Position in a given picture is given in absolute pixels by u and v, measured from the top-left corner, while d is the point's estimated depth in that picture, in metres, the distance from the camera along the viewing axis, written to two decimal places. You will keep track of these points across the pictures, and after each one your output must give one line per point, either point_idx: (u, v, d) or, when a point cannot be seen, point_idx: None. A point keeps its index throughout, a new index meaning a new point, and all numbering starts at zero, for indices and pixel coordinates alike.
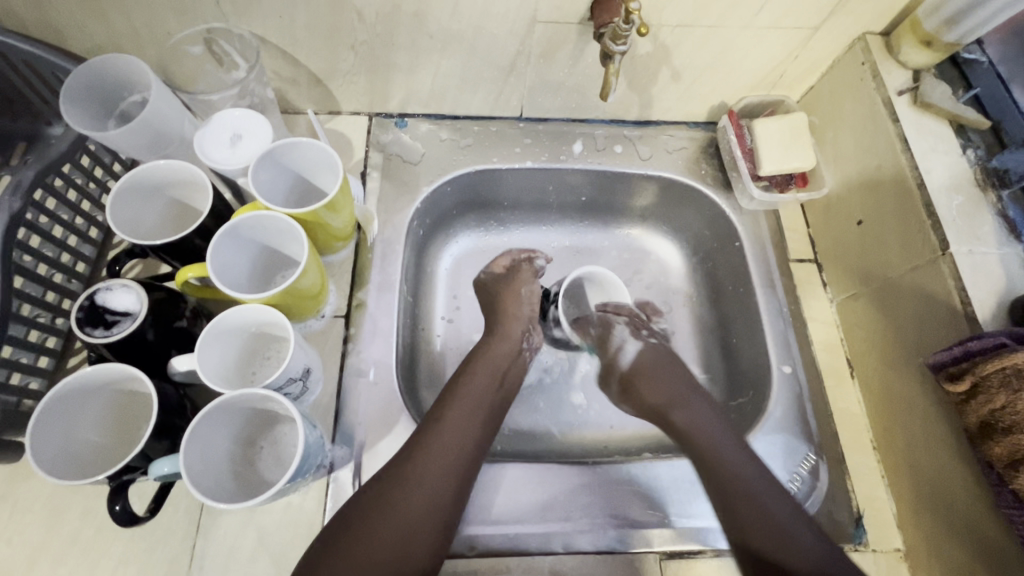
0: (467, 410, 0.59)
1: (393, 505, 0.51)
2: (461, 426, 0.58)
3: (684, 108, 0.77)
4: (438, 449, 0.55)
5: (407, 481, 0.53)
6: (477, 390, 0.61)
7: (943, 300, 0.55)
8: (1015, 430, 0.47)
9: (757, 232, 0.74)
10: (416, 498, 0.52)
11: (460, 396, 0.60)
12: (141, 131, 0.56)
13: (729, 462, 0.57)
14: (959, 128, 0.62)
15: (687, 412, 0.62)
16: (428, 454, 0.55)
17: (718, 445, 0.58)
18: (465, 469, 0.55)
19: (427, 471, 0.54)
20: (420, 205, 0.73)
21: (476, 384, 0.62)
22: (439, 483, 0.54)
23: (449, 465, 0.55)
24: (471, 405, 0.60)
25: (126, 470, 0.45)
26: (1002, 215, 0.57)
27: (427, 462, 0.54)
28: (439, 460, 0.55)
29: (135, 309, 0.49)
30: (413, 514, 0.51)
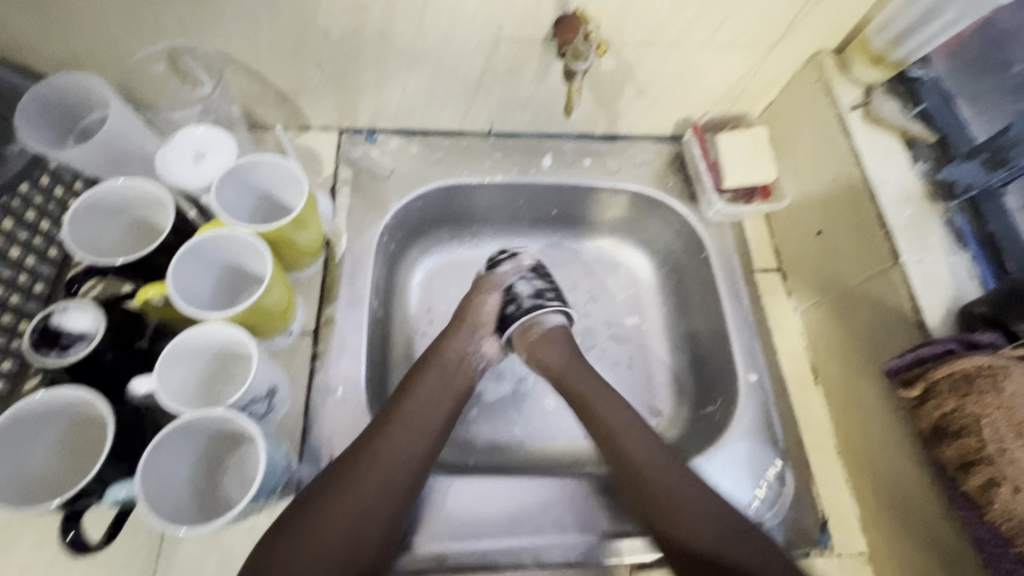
0: (413, 421, 0.59)
1: (329, 516, 0.51)
2: (408, 438, 0.57)
3: (650, 122, 0.79)
4: (381, 463, 0.54)
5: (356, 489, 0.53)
6: (427, 402, 0.61)
7: (897, 308, 0.57)
8: (964, 433, 0.48)
9: (722, 243, 0.75)
10: (354, 510, 0.52)
11: (407, 408, 0.59)
12: (99, 149, 0.55)
13: (675, 488, 0.56)
14: (909, 142, 0.65)
15: (601, 408, 0.63)
16: (370, 466, 0.54)
17: (657, 466, 0.57)
18: (407, 484, 0.55)
19: (370, 485, 0.53)
20: (390, 219, 0.74)
21: (436, 380, 0.63)
22: (381, 497, 0.53)
23: (391, 480, 0.54)
24: (421, 415, 0.60)
25: (80, 496, 0.44)
26: (949, 225, 0.59)
27: (366, 475, 0.54)
28: (396, 453, 0.56)
29: (91, 331, 0.48)
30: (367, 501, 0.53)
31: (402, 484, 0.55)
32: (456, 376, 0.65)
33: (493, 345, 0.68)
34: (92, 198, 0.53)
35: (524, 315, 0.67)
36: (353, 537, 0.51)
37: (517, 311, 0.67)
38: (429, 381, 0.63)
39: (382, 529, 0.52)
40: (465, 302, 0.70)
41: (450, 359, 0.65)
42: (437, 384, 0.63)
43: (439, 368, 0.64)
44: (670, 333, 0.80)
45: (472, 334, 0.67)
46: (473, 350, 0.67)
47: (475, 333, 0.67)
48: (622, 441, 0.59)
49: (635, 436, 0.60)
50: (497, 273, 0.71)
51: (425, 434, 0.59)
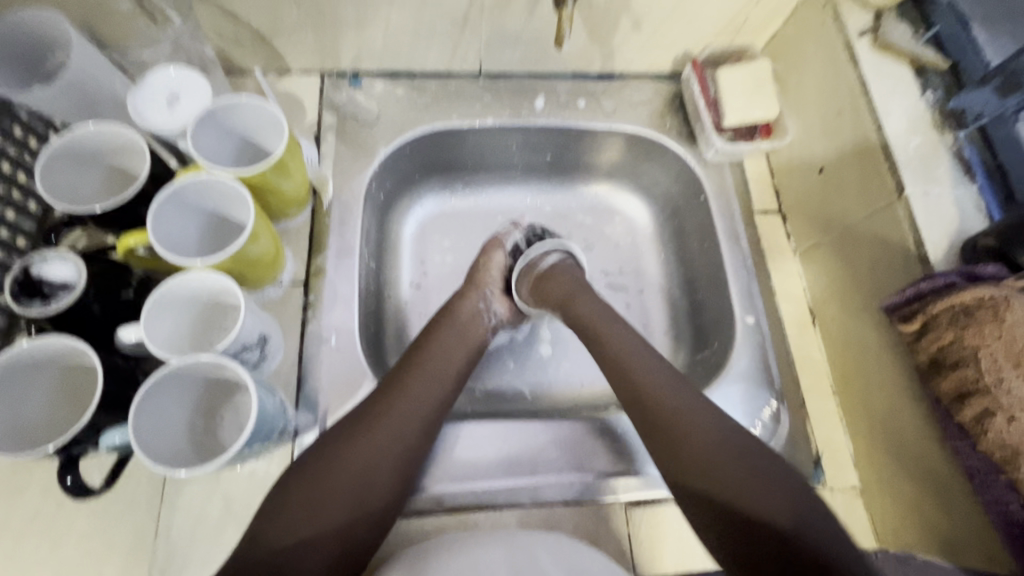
0: (426, 375, 0.59)
1: (342, 463, 0.50)
2: (422, 389, 0.57)
3: (647, 58, 0.75)
4: (396, 413, 0.54)
5: (370, 438, 0.52)
6: (440, 354, 0.61)
7: (899, 243, 0.55)
8: (961, 364, 0.48)
9: (721, 185, 0.73)
10: (367, 457, 0.51)
11: (422, 361, 0.59)
12: (65, 91, 0.53)
13: (703, 436, 0.51)
14: (919, 70, 0.61)
15: (630, 354, 0.59)
16: (385, 416, 0.54)
17: (686, 410, 0.53)
18: (419, 436, 0.55)
19: (385, 434, 0.53)
20: (378, 166, 0.71)
21: (449, 338, 0.63)
22: (396, 448, 0.53)
23: (406, 431, 0.54)
24: (435, 369, 0.59)
25: (74, 443, 0.44)
26: (957, 156, 0.57)
27: (380, 424, 0.53)
28: (413, 407, 0.55)
29: (73, 281, 0.47)
30: (383, 448, 0.52)
31: (417, 435, 0.55)
32: (470, 330, 0.65)
33: (503, 303, 0.69)
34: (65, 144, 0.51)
35: (524, 261, 0.70)
36: (365, 482, 0.50)
37: (519, 261, 0.70)
38: (444, 337, 0.63)
39: (395, 477, 0.52)
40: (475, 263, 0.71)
41: (463, 315, 0.65)
42: (451, 342, 0.63)
43: (452, 326, 0.64)
44: (668, 279, 0.79)
45: (481, 291, 0.68)
46: (484, 307, 0.67)
47: (485, 292, 0.68)
48: (649, 391, 0.55)
49: (649, 370, 0.57)
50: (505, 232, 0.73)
51: (439, 387, 0.58)
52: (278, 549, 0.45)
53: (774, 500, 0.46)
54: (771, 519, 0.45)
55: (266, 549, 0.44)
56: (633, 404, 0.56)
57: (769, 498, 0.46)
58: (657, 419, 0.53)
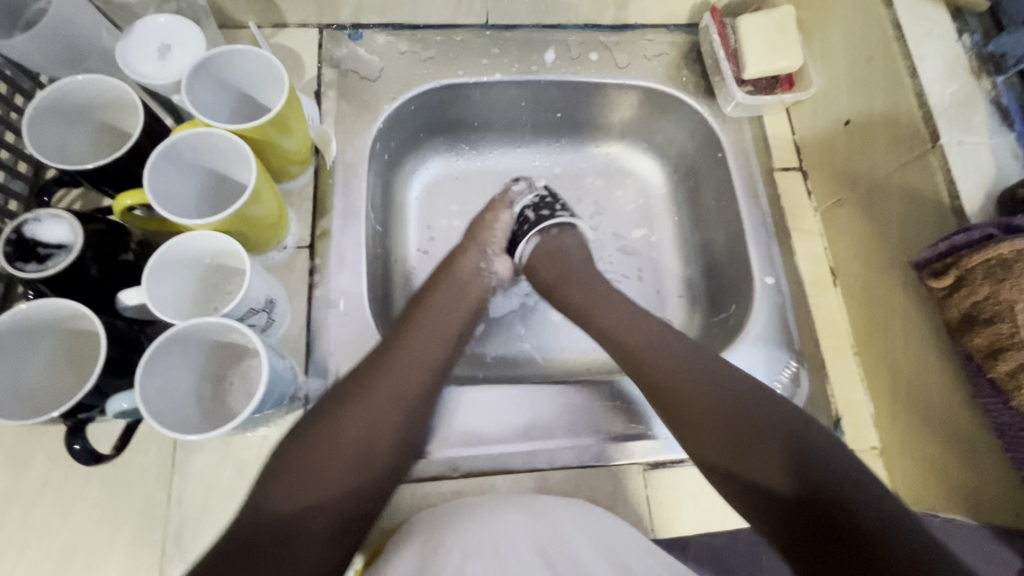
0: (426, 333, 0.58)
1: (345, 424, 0.49)
2: (422, 349, 0.56)
3: (663, 7, 0.71)
4: (398, 372, 0.53)
5: (372, 398, 0.51)
6: (439, 314, 0.60)
7: (931, 196, 0.53)
8: (996, 320, 0.46)
9: (740, 141, 0.70)
10: (371, 418, 0.50)
11: (421, 320, 0.58)
12: (49, 40, 0.50)
13: (699, 398, 0.51)
14: (956, 12, 0.58)
15: (622, 325, 0.59)
16: (387, 376, 0.53)
17: (682, 376, 0.52)
18: (422, 394, 0.54)
19: (387, 393, 0.52)
20: (382, 124, 0.68)
21: (450, 297, 0.62)
22: (400, 407, 0.52)
23: (407, 390, 0.53)
24: (434, 329, 0.58)
25: (81, 408, 0.42)
26: (995, 103, 0.54)
27: (382, 384, 0.52)
28: (414, 365, 0.54)
29: (70, 242, 0.45)
30: (385, 408, 0.51)
31: (419, 395, 0.54)
32: (469, 289, 0.63)
33: (505, 264, 0.67)
34: (51, 97, 0.48)
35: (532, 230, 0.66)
36: (369, 445, 0.49)
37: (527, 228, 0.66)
38: (443, 296, 0.61)
39: (400, 438, 0.51)
40: (477, 222, 0.68)
41: (463, 274, 0.64)
42: (451, 301, 0.61)
43: (451, 285, 0.63)
44: (682, 241, 0.77)
45: (482, 250, 0.66)
46: (485, 266, 0.66)
47: (487, 251, 0.66)
48: (643, 354, 0.56)
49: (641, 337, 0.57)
50: (513, 189, 0.69)
51: (439, 347, 0.57)
52: (286, 512, 0.44)
53: (767, 463, 0.45)
54: (775, 480, 0.45)
55: (273, 512, 0.44)
56: (629, 371, 0.56)
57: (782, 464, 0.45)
58: (657, 390, 0.53)
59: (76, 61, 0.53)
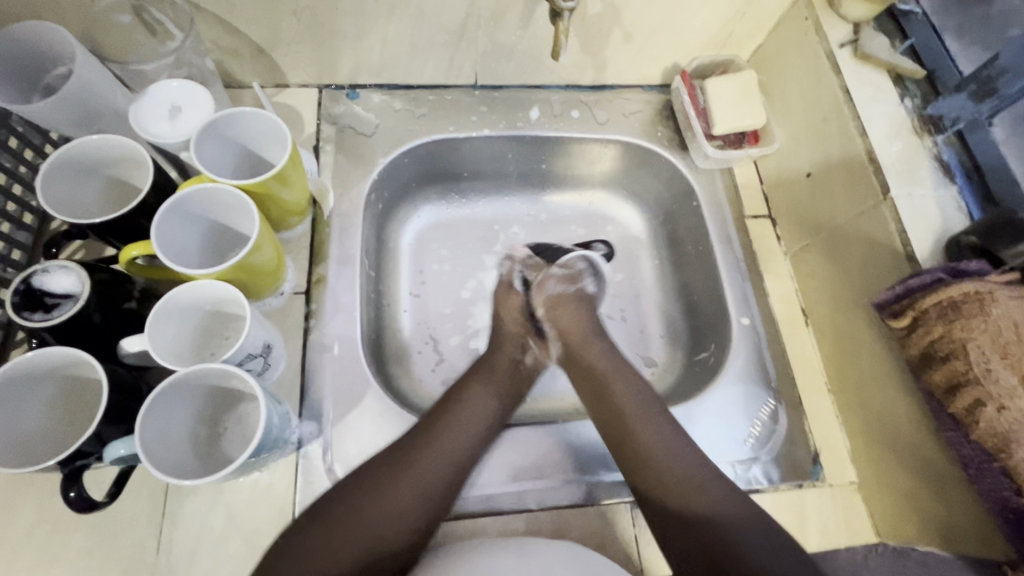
0: (469, 419, 0.59)
1: (363, 509, 0.49)
2: (456, 437, 0.57)
3: (638, 70, 0.78)
4: (432, 458, 0.54)
5: (398, 484, 0.52)
6: (482, 403, 0.60)
7: (885, 244, 0.58)
8: (951, 357, 0.49)
9: (712, 190, 0.75)
10: (391, 503, 0.51)
11: (461, 407, 0.59)
12: (68, 103, 0.53)
13: (675, 452, 0.54)
14: (897, 78, 0.64)
15: (621, 388, 0.60)
16: (413, 465, 0.53)
17: (663, 436, 0.56)
18: (445, 486, 0.54)
19: (412, 478, 0.52)
20: (377, 177, 0.72)
21: (490, 382, 0.63)
22: (419, 497, 0.52)
23: (430, 481, 0.53)
24: (470, 420, 0.59)
25: (78, 456, 0.43)
26: (938, 159, 0.59)
27: (409, 476, 0.52)
28: (449, 454, 0.55)
29: (77, 291, 0.47)
30: (409, 499, 0.51)
31: (440, 487, 0.53)
32: (513, 382, 0.64)
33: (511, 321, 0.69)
34: (64, 156, 0.51)
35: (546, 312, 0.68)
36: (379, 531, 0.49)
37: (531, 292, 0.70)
38: (480, 388, 0.62)
39: (413, 532, 0.51)
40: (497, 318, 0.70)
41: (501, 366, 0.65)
42: (493, 392, 0.62)
43: (495, 372, 0.64)
44: (663, 283, 0.80)
45: (519, 341, 0.68)
46: (526, 359, 0.67)
47: (522, 340, 0.68)
48: (631, 412, 0.58)
49: (633, 396, 0.59)
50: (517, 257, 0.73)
51: (470, 442, 0.57)
52: None
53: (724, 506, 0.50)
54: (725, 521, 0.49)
55: None
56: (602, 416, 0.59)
57: (743, 524, 0.49)
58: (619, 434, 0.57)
59: (90, 121, 0.56)
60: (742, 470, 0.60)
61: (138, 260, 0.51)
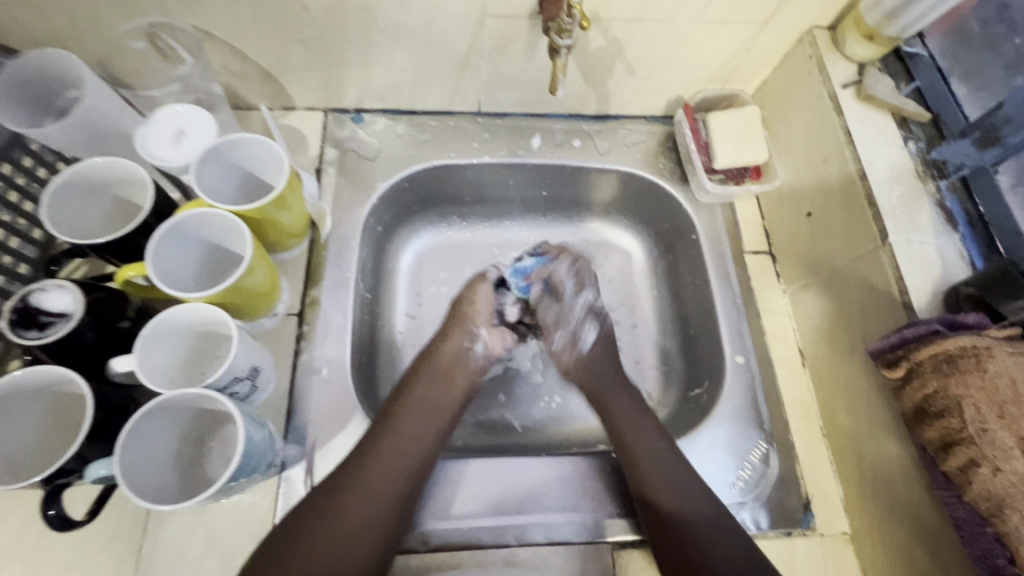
0: (416, 413, 0.59)
1: (328, 528, 0.50)
2: (408, 435, 0.57)
3: (641, 101, 0.78)
4: (382, 459, 0.55)
5: (353, 495, 0.52)
6: (429, 397, 0.61)
7: (884, 290, 0.56)
8: (945, 414, 0.48)
9: (711, 224, 0.75)
10: (350, 516, 0.51)
11: (408, 404, 0.59)
12: (78, 126, 0.55)
13: (676, 488, 0.56)
14: (902, 120, 0.63)
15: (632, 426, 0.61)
16: (364, 471, 0.54)
17: (666, 473, 0.57)
18: (406, 484, 0.55)
19: (376, 477, 0.54)
20: (376, 200, 0.73)
21: (428, 373, 0.62)
22: (386, 497, 0.53)
23: (385, 486, 0.54)
24: (416, 420, 0.59)
25: (61, 474, 0.44)
26: (940, 205, 0.58)
27: (364, 480, 0.53)
28: (400, 452, 0.56)
29: (72, 311, 0.48)
30: (367, 506, 0.52)
31: (395, 491, 0.54)
32: (455, 375, 0.63)
33: (492, 335, 0.66)
34: (71, 178, 0.53)
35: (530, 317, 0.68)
36: (346, 547, 0.49)
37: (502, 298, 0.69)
38: (425, 382, 0.62)
39: (380, 538, 0.51)
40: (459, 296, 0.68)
41: (445, 360, 0.64)
42: (436, 386, 0.62)
43: (434, 370, 0.63)
44: (660, 314, 0.79)
45: (467, 330, 0.65)
46: (469, 347, 0.65)
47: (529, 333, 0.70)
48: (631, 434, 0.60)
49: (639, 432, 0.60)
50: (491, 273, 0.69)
51: (419, 444, 0.57)
52: None
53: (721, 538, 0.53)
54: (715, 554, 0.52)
55: None
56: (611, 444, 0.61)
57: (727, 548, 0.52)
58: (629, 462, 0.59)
59: (99, 143, 0.59)
60: None
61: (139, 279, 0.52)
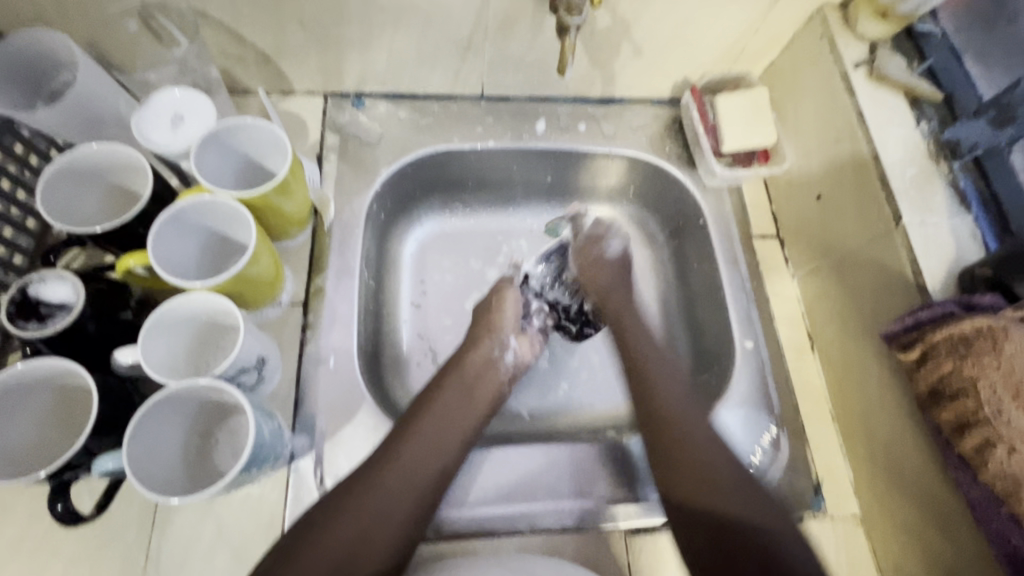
0: (444, 417, 0.58)
1: (339, 533, 0.48)
2: (434, 439, 0.56)
3: (647, 84, 0.76)
4: (406, 461, 0.54)
5: (373, 495, 0.51)
6: (457, 401, 0.60)
7: (898, 273, 0.56)
8: (960, 395, 0.48)
9: (720, 208, 0.74)
10: (366, 519, 0.49)
11: (434, 407, 0.58)
12: (71, 110, 0.54)
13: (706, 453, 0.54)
14: (914, 101, 0.62)
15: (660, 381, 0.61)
16: (384, 478, 0.52)
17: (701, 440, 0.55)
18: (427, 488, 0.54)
19: (398, 479, 0.53)
20: (380, 187, 0.72)
21: (456, 377, 0.62)
22: (407, 500, 0.52)
23: (402, 498, 0.52)
24: (443, 424, 0.58)
25: (67, 468, 0.43)
26: (953, 186, 0.58)
27: (385, 482, 0.52)
28: (424, 455, 0.55)
29: (71, 301, 0.47)
30: (386, 506, 0.51)
31: (412, 505, 0.52)
32: (482, 381, 0.63)
33: (522, 344, 0.67)
34: (66, 164, 0.51)
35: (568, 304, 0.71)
36: (360, 549, 0.48)
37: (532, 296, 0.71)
38: (453, 387, 0.61)
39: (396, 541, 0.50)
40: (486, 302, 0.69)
41: (474, 366, 0.63)
42: (463, 392, 0.61)
43: (462, 375, 0.62)
44: (667, 300, 0.78)
45: (496, 338, 0.65)
46: (498, 354, 0.65)
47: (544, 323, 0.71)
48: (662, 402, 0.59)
49: (672, 386, 0.61)
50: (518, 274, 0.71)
51: (442, 455, 0.56)
52: None
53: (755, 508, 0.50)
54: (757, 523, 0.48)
55: None
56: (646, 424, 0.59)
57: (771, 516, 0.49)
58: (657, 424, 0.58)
59: (93, 129, 0.57)
60: None
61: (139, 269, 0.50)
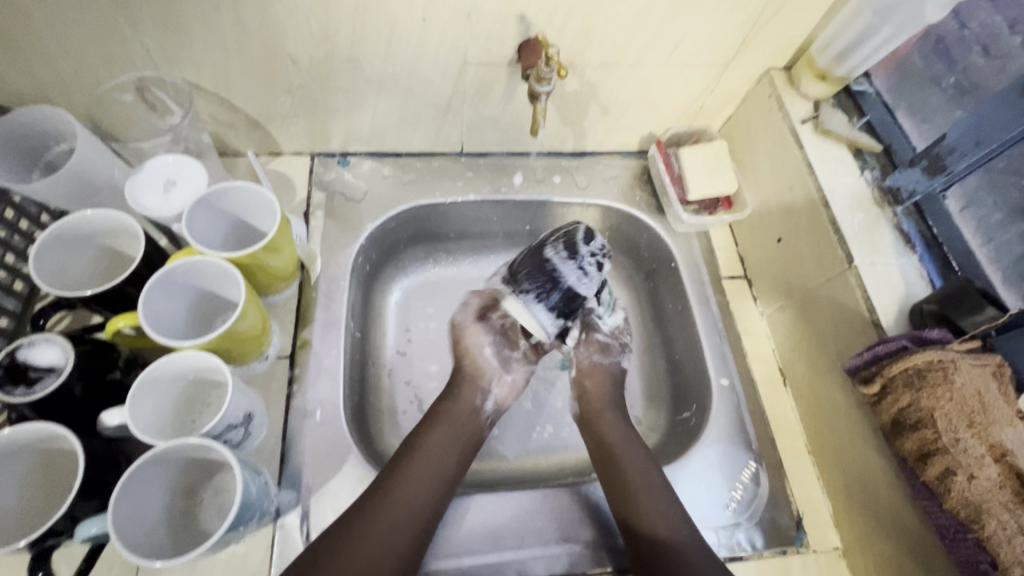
0: (432, 456, 0.59)
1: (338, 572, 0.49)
2: (422, 477, 0.57)
3: (616, 138, 0.82)
4: (400, 501, 0.55)
5: (369, 536, 0.52)
6: (444, 443, 0.61)
7: (854, 309, 0.60)
8: (920, 426, 0.51)
9: (689, 252, 0.78)
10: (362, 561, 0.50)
11: (422, 450, 0.59)
12: (67, 181, 0.56)
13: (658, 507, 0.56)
14: (857, 152, 0.68)
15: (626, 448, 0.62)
16: (380, 520, 0.53)
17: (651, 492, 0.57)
18: (420, 528, 0.54)
19: (392, 517, 0.53)
20: (364, 241, 0.74)
21: (442, 421, 0.63)
22: (399, 534, 0.53)
23: (397, 537, 0.53)
24: (429, 464, 0.59)
25: (49, 535, 0.43)
26: (897, 228, 0.63)
27: (380, 521, 0.53)
28: (418, 493, 0.56)
29: (60, 364, 0.47)
30: (383, 546, 0.52)
31: (408, 544, 0.53)
32: (466, 425, 0.64)
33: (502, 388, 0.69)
34: (59, 230, 0.53)
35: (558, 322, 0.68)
36: None
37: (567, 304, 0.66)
38: (441, 430, 0.62)
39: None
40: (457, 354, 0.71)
41: (461, 411, 0.65)
42: (448, 433, 0.62)
43: (450, 418, 0.63)
44: (645, 341, 0.81)
45: (478, 383, 0.67)
46: (482, 400, 0.67)
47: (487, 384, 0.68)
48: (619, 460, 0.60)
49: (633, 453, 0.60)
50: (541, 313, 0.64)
51: (430, 492, 0.57)
52: None
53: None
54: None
55: None
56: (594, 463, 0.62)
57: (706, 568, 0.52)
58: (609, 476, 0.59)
59: (86, 196, 0.59)
60: (725, 535, 0.60)
61: (126, 328, 0.51)
